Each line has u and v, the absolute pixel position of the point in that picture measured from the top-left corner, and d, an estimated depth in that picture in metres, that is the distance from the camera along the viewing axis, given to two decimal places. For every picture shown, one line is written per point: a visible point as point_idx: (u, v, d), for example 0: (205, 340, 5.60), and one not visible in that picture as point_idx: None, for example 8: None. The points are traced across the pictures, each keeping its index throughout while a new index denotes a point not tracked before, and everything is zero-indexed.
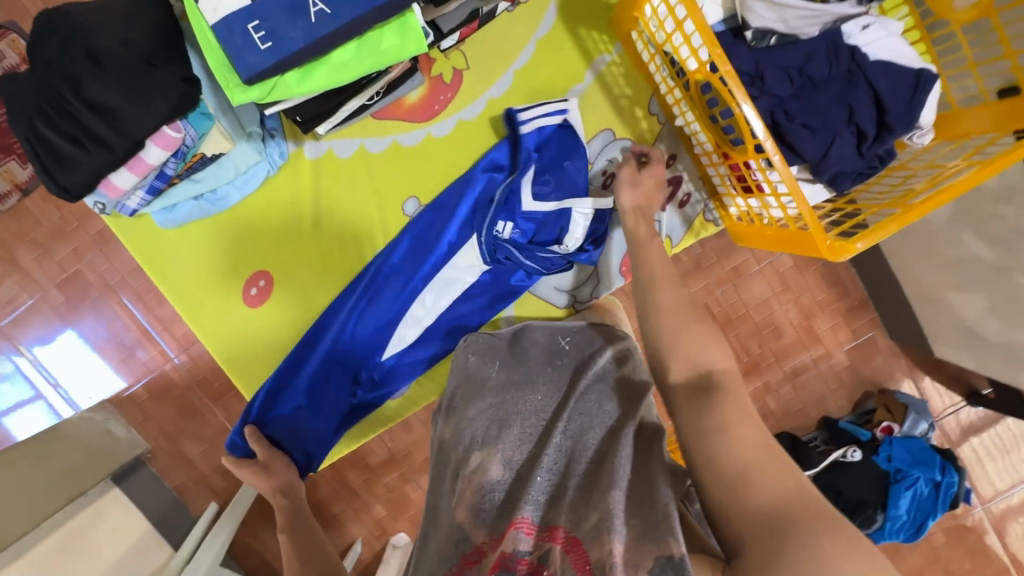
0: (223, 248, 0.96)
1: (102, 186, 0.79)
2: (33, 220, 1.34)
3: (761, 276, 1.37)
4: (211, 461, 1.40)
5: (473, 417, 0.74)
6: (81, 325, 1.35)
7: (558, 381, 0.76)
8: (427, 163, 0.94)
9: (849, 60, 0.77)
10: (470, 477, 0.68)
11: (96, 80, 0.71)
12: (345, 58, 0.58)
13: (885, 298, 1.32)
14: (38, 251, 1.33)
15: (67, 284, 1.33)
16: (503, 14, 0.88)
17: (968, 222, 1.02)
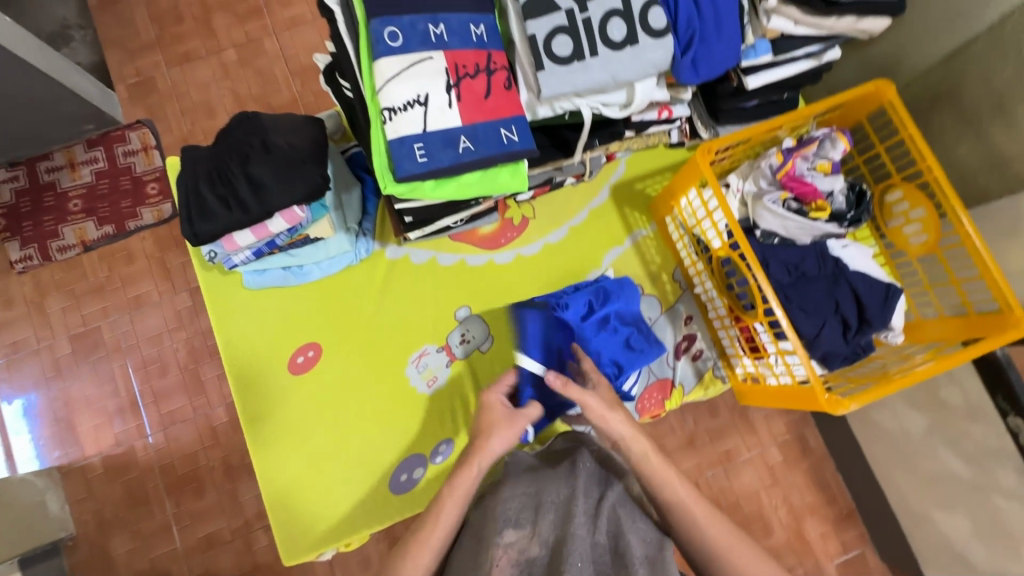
0: (289, 318, 1.07)
1: (223, 240, 0.94)
2: (80, 273, 1.55)
3: (751, 465, 1.43)
4: None
5: (507, 495, 0.76)
6: (74, 379, 1.50)
7: (592, 475, 0.79)
8: (484, 283, 1.11)
9: (834, 265, 0.98)
10: (505, 548, 0.71)
11: (261, 162, 0.92)
12: (469, 180, 0.78)
13: (872, 513, 1.37)
14: (69, 301, 1.53)
15: (82, 337, 1.52)
16: (568, 186, 1.14)
17: (944, 440, 1.15)
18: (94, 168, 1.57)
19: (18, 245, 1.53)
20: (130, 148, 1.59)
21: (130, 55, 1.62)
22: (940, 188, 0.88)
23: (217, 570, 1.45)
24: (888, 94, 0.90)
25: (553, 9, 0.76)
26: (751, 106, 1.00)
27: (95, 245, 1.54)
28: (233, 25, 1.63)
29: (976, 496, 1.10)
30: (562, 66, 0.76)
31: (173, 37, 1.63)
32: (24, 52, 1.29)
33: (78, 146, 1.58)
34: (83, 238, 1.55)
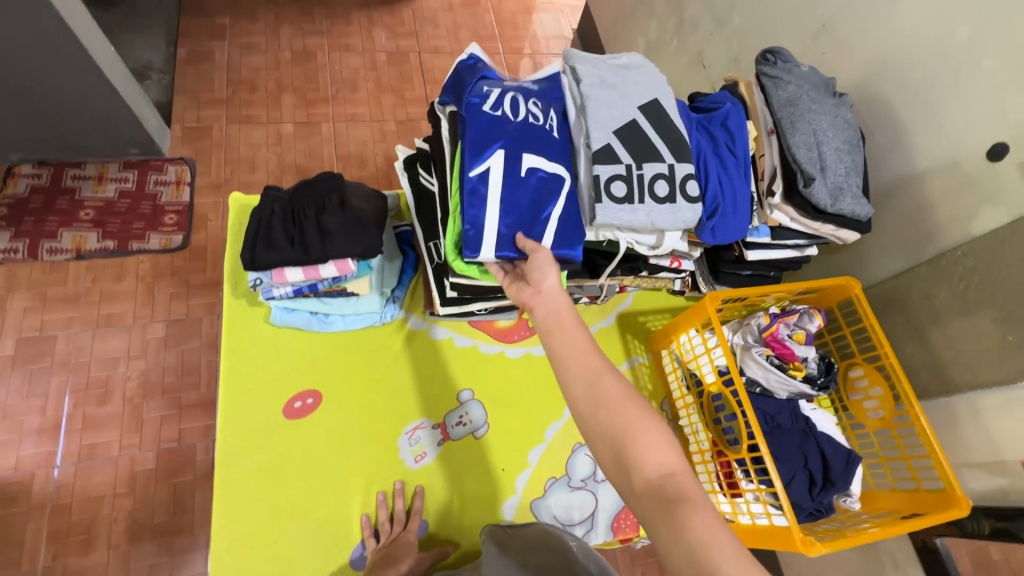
0: (297, 360, 1.09)
1: (273, 271, 1.00)
2: (61, 278, 1.53)
3: None
4: None
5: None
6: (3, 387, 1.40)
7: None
8: (490, 371, 1.17)
9: (805, 423, 1.10)
10: None
11: (334, 216, 1.02)
12: (523, 272, 0.91)
13: None
14: (35, 303, 1.49)
15: (33, 342, 1.45)
16: (582, 303, 1.27)
17: None
18: (121, 187, 1.64)
19: (8, 237, 1.53)
20: (164, 178, 1.67)
21: (201, 105, 1.80)
22: (893, 373, 1.06)
23: None
24: (856, 289, 1.10)
25: (616, 161, 0.96)
26: (745, 274, 1.21)
27: (86, 255, 1.54)
28: (299, 106, 1.86)
29: None
30: (615, 204, 0.94)
31: (242, 102, 1.83)
32: (113, 75, 1.43)
33: (113, 165, 1.67)
34: (78, 246, 1.55)
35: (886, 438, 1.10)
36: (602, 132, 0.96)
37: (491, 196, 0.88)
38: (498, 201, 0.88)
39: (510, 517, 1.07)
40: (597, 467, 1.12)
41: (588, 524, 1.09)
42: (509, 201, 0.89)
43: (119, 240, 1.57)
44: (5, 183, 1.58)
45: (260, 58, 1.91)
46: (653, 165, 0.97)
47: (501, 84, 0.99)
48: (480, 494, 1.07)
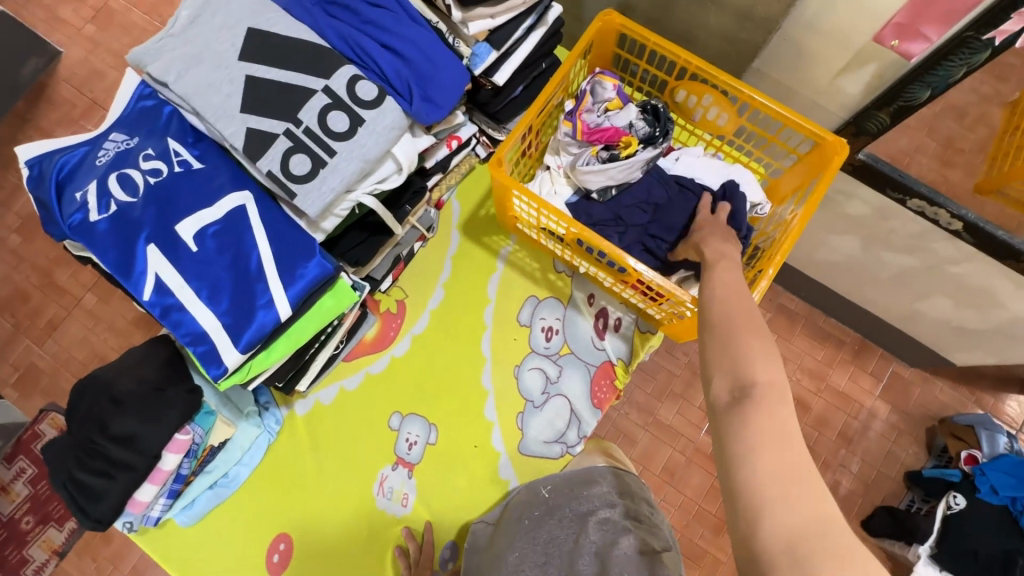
0: (243, 528, 1.03)
1: (129, 506, 0.91)
2: None
3: None
4: None
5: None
6: None
7: (536, 526, 0.87)
8: (399, 380, 1.08)
9: (676, 183, 0.97)
10: None
11: (119, 417, 0.88)
12: (298, 325, 0.76)
13: (877, 333, 1.51)
14: None
15: None
16: (420, 250, 1.13)
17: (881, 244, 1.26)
18: (26, 478, 1.53)
19: None
20: (47, 440, 1.53)
21: None
22: (706, 72, 0.91)
23: None
24: (617, 19, 0.94)
25: (271, 138, 0.75)
26: (521, 92, 1.02)
27: (67, 548, 1.48)
28: (76, 272, 1.60)
29: (935, 272, 1.22)
30: (310, 182, 0.75)
31: (29, 315, 1.58)
32: None
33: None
34: (51, 548, 1.49)
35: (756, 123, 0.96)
36: (232, 122, 0.75)
37: (182, 292, 0.70)
38: (193, 294, 0.70)
39: (512, 476, 1.06)
40: (547, 372, 1.08)
41: (575, 420, 1.07)
42: (205, 279, 0.71)
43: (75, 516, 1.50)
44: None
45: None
46: (310, 105, 0.76)
47: (90, 164, 0.74)
48: (477, 477, 1.06)
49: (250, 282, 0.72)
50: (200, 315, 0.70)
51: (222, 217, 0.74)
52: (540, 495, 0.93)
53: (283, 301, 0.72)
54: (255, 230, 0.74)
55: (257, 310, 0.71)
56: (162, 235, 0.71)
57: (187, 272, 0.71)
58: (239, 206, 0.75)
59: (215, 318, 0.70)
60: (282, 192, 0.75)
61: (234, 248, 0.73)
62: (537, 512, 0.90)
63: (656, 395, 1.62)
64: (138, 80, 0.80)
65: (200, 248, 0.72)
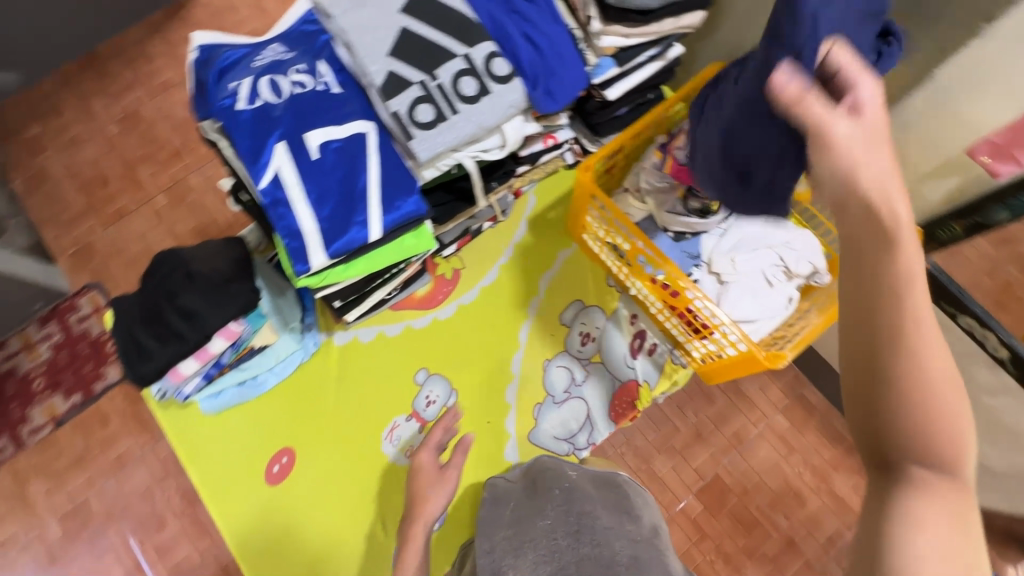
0: (253, 433, 1.08)
1: (169, 373, 0.97)
2: (58, 450, 1.54)
3: (763, 439, 1.68)
4: None
5: (485, 542, 0.85)
6: (74, 560, 1.48)
7: (564, 501, 0.86)
8: (434, 341, 1.13)
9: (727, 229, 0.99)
10: None
11: (189, 292, 0.95)
12: (381, 252, 0.83)
13: None
14: (51, 482, 1.52)
15: (72, 514, 1.50)
16: (488, 230, 1.19)
17: None
18: (51, 342, 1.60)
19: None
20: (82, 314, 1.63)
21: (65, 227, 1.68)
22: None
23: None
24: None
25: (407, 84, 0.83)
26: (623, 113, 1.10)
27: (66, 418, 1.54)
28: (158, 173, 1.72)
29: (967, 400, 1.20)
30: (429, 131, 0.83)
31: (103, 200, 1.70)
32: None
33: (31, 326, 1.61)
34: (52, 414, 1.56)
35: None
36: (377, 61, 0.83)
37: (293, 191, 0.78)
38: (303, 195, 0.78)
39: (515, 459, 1.09)
40: (574, 373, 1.12)
41: (587, 426, 1.10)
42: (317, 186, 0.78)
43: (86, 391, 1.57)
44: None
45: (91, 148, 1.73)
46: (448, 65, 0.84)
47: (247, 64, 0.83)
48: (481, 452, 1.09)
49: (351, 200, 0.79)
50: (303, 215, 0.77)
51: (345, 138, 0.81)
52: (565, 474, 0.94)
53: (377, 225, 0.79)
54: (369, 157, 0.81)
55: (353, 225, 0.78)
56: (290, 139, 0.79)
57: (303, 176, 0.79)
58: (361, 132, 0.82)
59: (314, 222, 0.77)
60: (402, 133, 0.83)
61: (347, 166, 0.80)
62: (565, 486, 0.89)
63: (656, 446, 1.67)
64: (306, 7, 0.90)
65: (320, 158, 0.79)
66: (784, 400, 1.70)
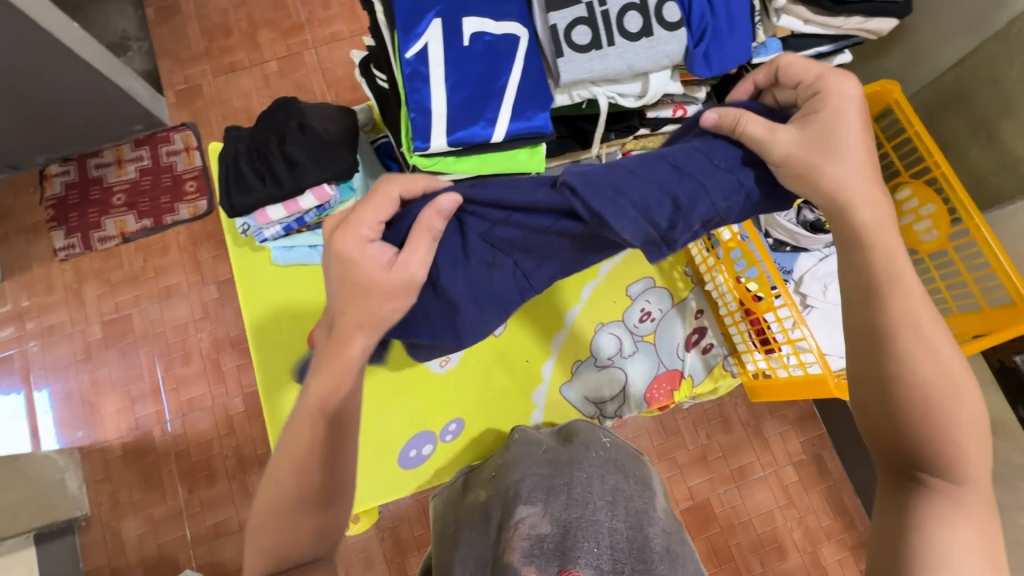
0: (309, 295, 1.12)
1: (257, 213, 1.00)
2: (118, 262, 1.64)
3: (765, 484, 1.64)
4: (198, 526, 1.49)
5: (522, 478, 0.77)
6: (102, 364, 1.58)
7: (602, 464, 0.80)
8: None
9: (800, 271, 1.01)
10: (517, 525, 0.69)
11: (297, 143, 0.98)
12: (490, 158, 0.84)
13: None
14: (104, 289, 1.62)
15: (114, 323, 1.60)
16: None
17: None
18: (139, 165, 1.69)
19: (63, 234, 1.64)
20: (174, 148, 1.70)
21: (181, 63, 1.74)
22: (948, 183, 0.90)
23: (223, 559, 1.49)
24: (894, 94, 0.93)
25: (573, 2, 0.81)
26: None
27: (133, 237, 1.63)
28: (277, 40, 1.75)
29: (1001, 514, 1.16)
30: (580, 54, 0.81)
31: (222, 50, 1.74)
32: (87, 53, 1.39)
33: (126, 145, 1.70)
34: (122, 229, 1.65)
35: (966, 250, 0.92)
36: None
37: (435, 71, 0.78)
38: (442, 79, 0.78)
39: (540, 404, 1.08)
40: (623, 343, 1.10)
41: (620, 399, 1.08)
42: (457, 74, 0.79)
43: (156, 217, 1.65)
44: (42, 185, 1.67)
45: None
46: None
47: None
48: (507, 388, 1.08)
49: (485, 98, 0.79)
50: (436, 98, 0.78)
51: (497, 36, 0.81)
52: (601, 439, 0.88)
53: (503, 129, 0.79)
54: (514, 61, 0.80)
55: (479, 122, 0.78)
56: (446, 18, 0.79)
57: (448, 60, 0.79)
58: (513, 35, 0.81)
59: (445, 108, 0.78)
60: (552, 48, 0.81)
61: (492, 65, 0.80)
62: (604, 451, 0.83)
63: (658, 452, 1.66)
64: None
65: (468, 49, 0.79)
66: (800, 454, 1.66)
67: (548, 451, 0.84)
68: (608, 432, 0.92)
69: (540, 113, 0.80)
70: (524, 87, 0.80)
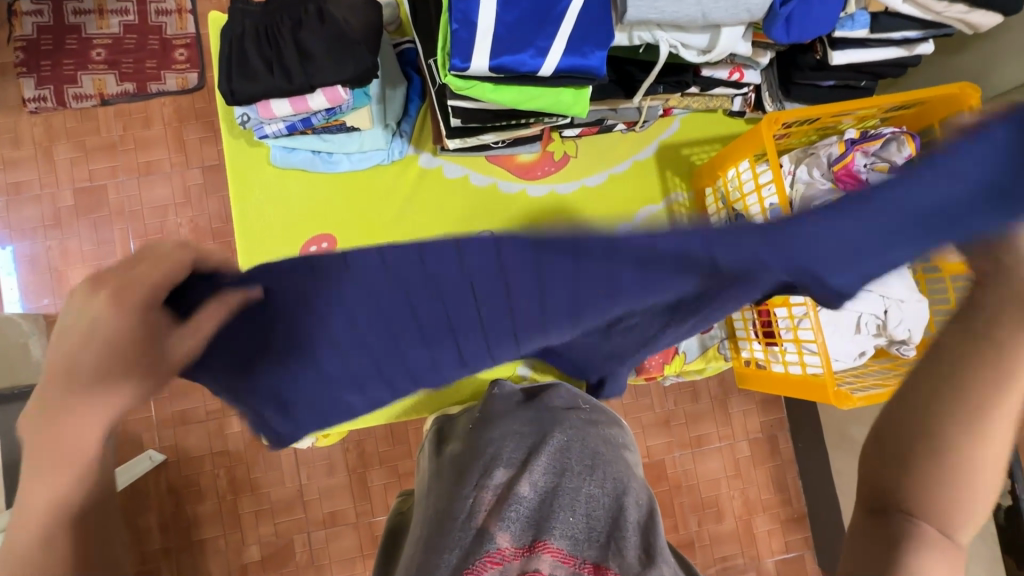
0: (306, 204, 1.04)
1: (259, 105, 0.90)
2: (94, 126, 1.50)
3: (719, 455, 1.72)
4: (163, 413, 1.47)
5: (500, 436, 0.73)
6: (73, 233, 1.49)
7: (582, 426, 0.76)
8: (512, 207, 1.07)
9: None
10: (493, 490, 0.65)
11: (312, 31, 0.87)
12: (530, 91, 0.75)
13: (821, 515, 1.65)
14: (78, 153, 1.49)
15: (88, 192, 1.49)
16: (616, 132, 1.10)
17: None
18: (124, 20, 1.50)
19: (33, 84, 1.47)
20: (164, 7, 1.51)
21: None
22: None
23: (186, 445, 1.49)
24: (971, 100, 0.85)
25: None
26: (826, 87, 0.96)
27: (112, 101, 1.48)
28: None
29: None
30: None
31: None
32: None
33: None
34: (100, 90, 1.49)
35: None
36: None
37: None
38: None
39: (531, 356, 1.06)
40: None
41: None
42: None
43: (140, 84, 1.50)
44: (11, 23, 1.48)
45: None
46: None
47: None
48: None
49: (540, 23, 0.69)
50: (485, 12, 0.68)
51: None
52: (581, 396, 0.83)
53: (553, 62, 0.70)
54: None
55: (529, 47, 0.69)
56: None
57: None
58: None
59: (493, 27, 0.68)
60: None
61: None
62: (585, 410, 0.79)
63: (625, 410, 1.71)
64: None
65: None
66: (758, 432, 1.73)
67: (525, 408, 0.79)
68: (589, 398, 0.83)
69: (598, 51, 0.71)
70: (586, 18, 0.71)
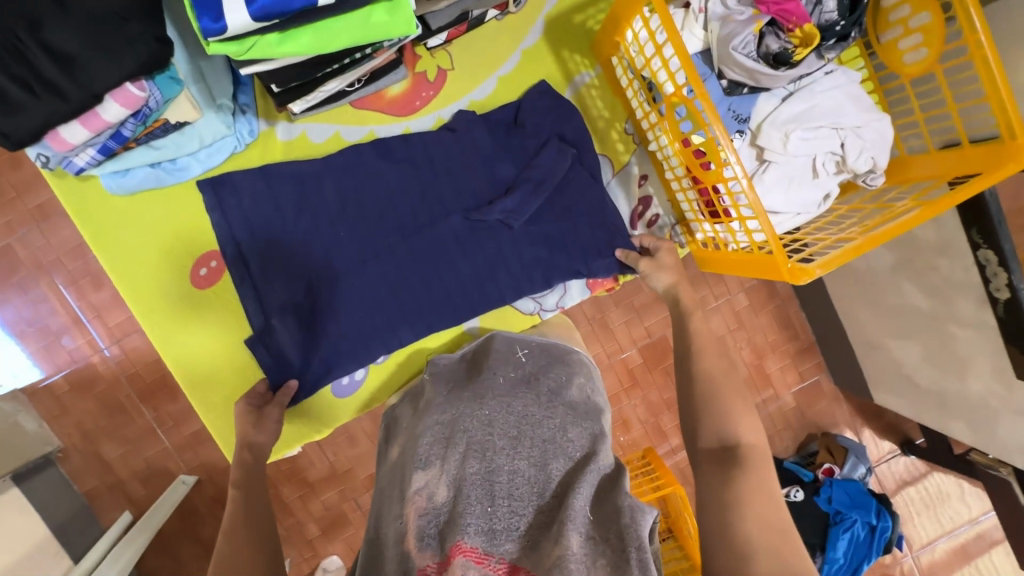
0: (175, 221, 0.91)
1: (49, 138, 0.73)
2: None
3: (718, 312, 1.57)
4: (130, 465, 1.32)
5: (421, 432, 0.70)
6: None
7: (507, 394, 0.73)
8: (400, 150, 0.92)
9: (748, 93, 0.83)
10: (414, 498, 0.63)
11: (59, 22, 0.65)
12: (329, 23, 0.58)
13: (830, 341, 1.55)
14: None
15: None
16: (492, 22, 0.91)
17: (908, 273, 1.23)
18: None
19: None
20: None
21: None
22: None
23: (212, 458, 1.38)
24: None
25: None
26: None
27: None
28: None
29: (933, 323, 1.23)
30: None
31: None
32: None
33: None
34: None
35: (958, 71, 0.76)
36: None
37: None
38: None
39: None
40: None
41: (560, 289, 0.99)
42: None
43: None
44: None
45: None
46: None
47: None
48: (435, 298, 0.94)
49: None
50: None
51: None
52: (515, 356, 0.82)
53: None
54: None
55: None
56: None
57: None
58: None
59: None
60: None
61: None
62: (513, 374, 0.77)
63: (614, 299, 1.52)
64: None
65: None
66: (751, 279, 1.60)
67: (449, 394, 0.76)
68: (528, 340, 0.86)
69: None
70: None
